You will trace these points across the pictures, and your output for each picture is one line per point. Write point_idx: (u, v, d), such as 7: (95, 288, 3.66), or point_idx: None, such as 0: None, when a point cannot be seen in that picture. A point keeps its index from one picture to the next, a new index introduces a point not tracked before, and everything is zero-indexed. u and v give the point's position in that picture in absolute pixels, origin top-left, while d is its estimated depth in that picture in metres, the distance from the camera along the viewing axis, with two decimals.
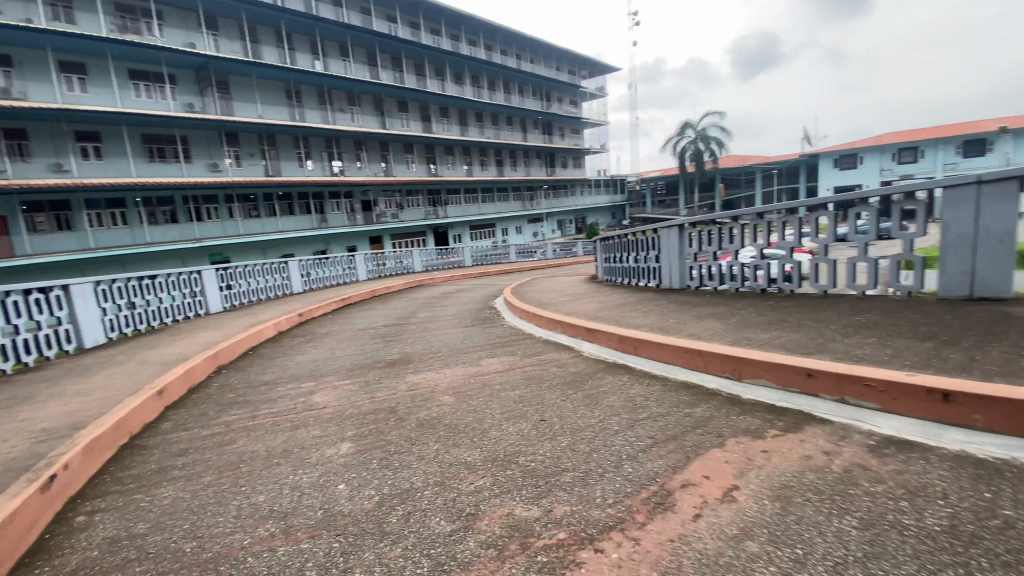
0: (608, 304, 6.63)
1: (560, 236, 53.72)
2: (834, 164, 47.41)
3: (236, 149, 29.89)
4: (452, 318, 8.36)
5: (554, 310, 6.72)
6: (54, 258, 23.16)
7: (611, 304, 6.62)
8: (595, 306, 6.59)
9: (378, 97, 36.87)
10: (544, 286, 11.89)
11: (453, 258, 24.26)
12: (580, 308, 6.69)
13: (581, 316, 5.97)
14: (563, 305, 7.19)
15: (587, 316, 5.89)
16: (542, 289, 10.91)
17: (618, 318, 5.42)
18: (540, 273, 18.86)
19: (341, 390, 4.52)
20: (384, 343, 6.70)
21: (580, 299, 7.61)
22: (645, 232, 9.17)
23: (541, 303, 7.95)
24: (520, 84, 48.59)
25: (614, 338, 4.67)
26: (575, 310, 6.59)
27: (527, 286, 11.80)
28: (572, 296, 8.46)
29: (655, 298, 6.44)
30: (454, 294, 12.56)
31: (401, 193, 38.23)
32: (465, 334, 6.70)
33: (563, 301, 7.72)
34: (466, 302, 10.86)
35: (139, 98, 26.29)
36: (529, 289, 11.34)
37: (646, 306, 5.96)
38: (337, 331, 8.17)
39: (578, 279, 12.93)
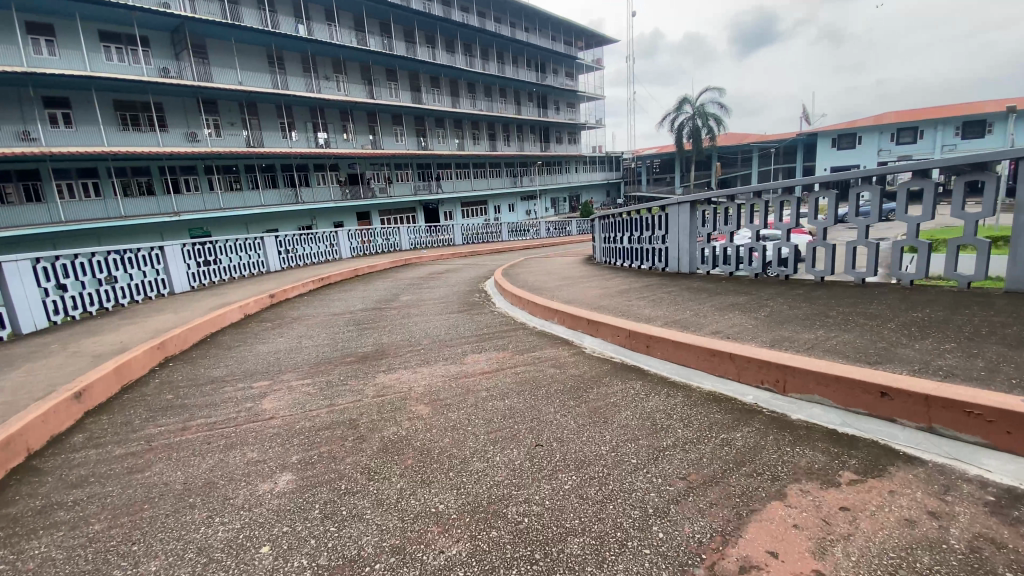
0: (611, 288, 5.92)
1: (553, 214, 52.70)
2: (832, 144, 46.56)
3: (215, 118, 28.45)
4: (436, 302, 7.63)
5: (550, 296, 6.01)
6: (23, 231, 21.89)
7: (614, 288, 5.91)
8: (596, 291, 5.88)
9: (366, 65, 35.25)
10: (537, 266, 11.15)
11: (442, 235, 23.36)
12: (580, 292, 5.97)
13: (582, 302, 5.25)
14: (560, 289, 6.48)
15: (589, 302, 5.18)
16: (535, 270, 10.17)
17: (624, 307, 4.71)
18: (533, 252, 18.08)
19: (296, 393, 3.79)
20: (358, 331, 5.96)
21: (577, 282, 6.89)
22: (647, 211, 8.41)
23: (536, 287, 7.22)
24: (513, 54, 46.86)
25: (622, 333, 3.95)
26: (575, 295, 5.87)
27: (519, 267, 11.06)
28: (569, 278, 7.74)
29: (664, 284, 5.74)
30: (441, 275, 11.78)
31: (389, 166, 36.91)
32: (449, 321, 5.99)
33: (560, 284, 7.00)
34: (454, 283, 10.11)
35: (111, 62, 24.62)
36: (522, 269, 10.60)
37: (655, 292, 5.25)
38: (310, 315, 7.42)
39: (574, 260, 12.20)
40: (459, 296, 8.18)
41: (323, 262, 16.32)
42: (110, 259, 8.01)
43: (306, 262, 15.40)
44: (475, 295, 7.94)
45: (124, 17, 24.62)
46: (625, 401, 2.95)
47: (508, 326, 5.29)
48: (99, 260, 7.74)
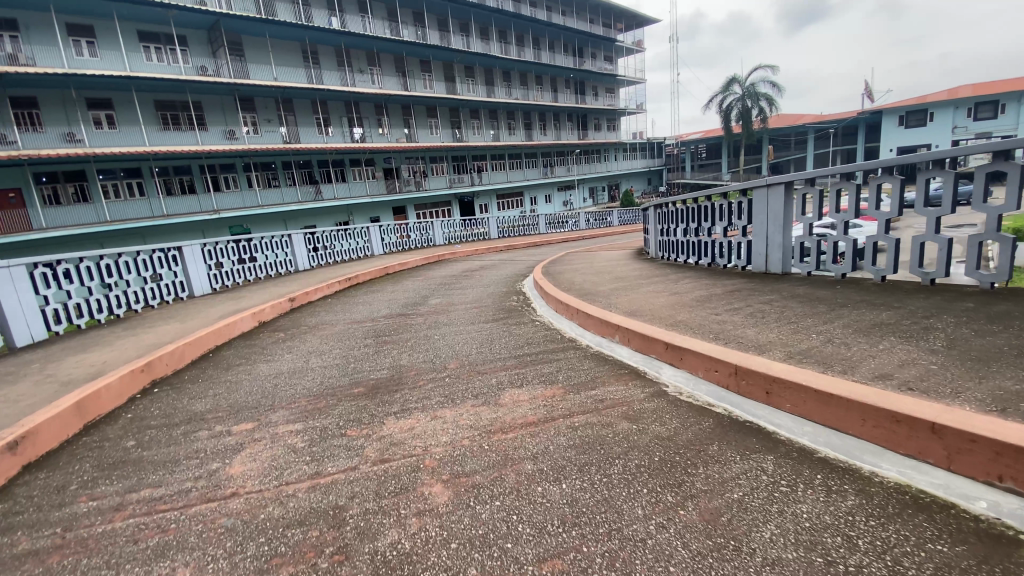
0: (686, 293, 4.71)
1: (592, 204, 50.95)
2: (899, 122, 42.75)
3: (252, 115, 28.43)
4: (469, 308, 6.61)
5: (606, 301, 4.88)
6: (71, 231, 22.40)
7: (690, 293, 4.70)
8: (666, 296, 4.71)
9: (399, 56, 34.59)
10: (582, 262, 9.98)
11: (477, 229, 22.40)
12: (646, 296, 4.80)
13: (652, 313, 4.09)
14: (618, 291, 5.31)
15: (662, 313, 4.02)
16: (581, 266, 9.00)
17: (715, 324, 3.53)
18: (574, 245, 16.83)
19: (282, 446, 2.84)
20: (376, 346, 5.01)
21: (638, 282, 5.70)
22: (709, 198, 6.98)
23: (588, 287, 6.09)
24: (550, 40, 45.31)
25: (723, 368, 2.82)
26: (639, 300, 4.70)
27: (562, 262, 9.91)
28: (623, 275, 6.56)
29: (757, 288, 4.49)
30: (475, 272, 10.75)
31: (424, 159, 36.23)
32: (483, 334, 4.96)
33: (616, 284, 5.83)
34: (491, 282, 9.08)
35: (151, 62, 24.96)
36: (566, 265, 9.48)
37: (750, 302, 4.03)
38: (328, 323, 6.57)
39: (622, 254, 10.95)
40: (495, 299, 7.14)
41: (355, 259, 15.69)
42: (123, 261, 7.39)
43: (337, 259, 14.78)
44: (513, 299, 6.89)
45: (161, 17, 24.80)
46: (759, 501, 1.86)
47: (555, 344, 4.19)
48: (109, 263, 7.12)
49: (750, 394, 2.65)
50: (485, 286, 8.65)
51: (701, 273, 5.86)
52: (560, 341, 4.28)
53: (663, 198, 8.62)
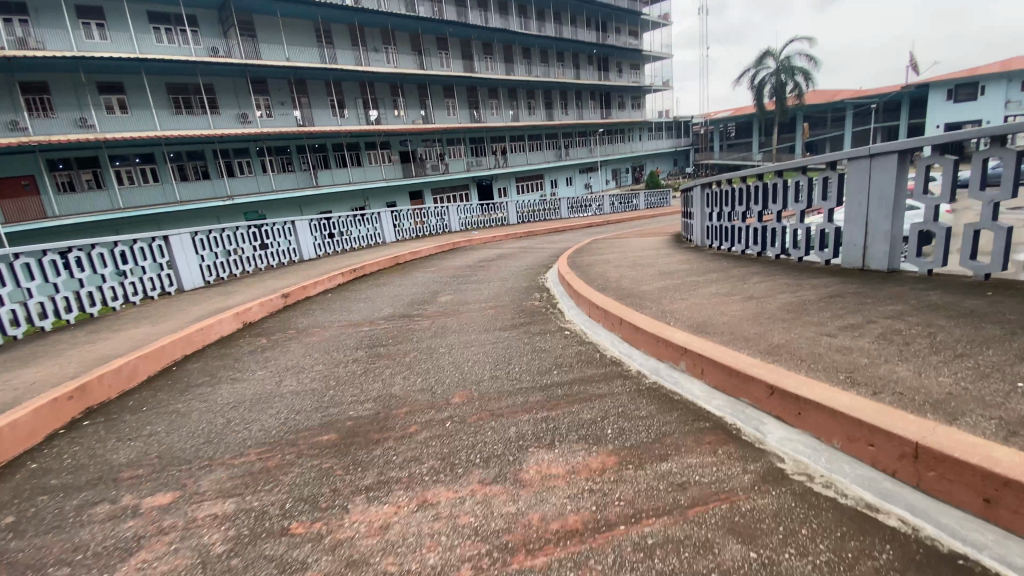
0: (768, 299, 3.55)
1: (615, 186, 49.24)
2: (947, 96, 39.69)
3: (265, 98, 27.57)
4: (483, 309, 5.53)
5: (661, 307, 3.76)
6: (84, 219, 22.06)
7: (773, 299, 3.54)
8: (742, 302, 3.54)
9: (415, 34, 33.28)
10: (615, 249, 8.80)
11: (496, 214, 21.27)
12: (714, 303, 3.64)
13: (734, 329, 2.97)
14: (672, 293, 4.18)
15: (748, 331, 2.89)
16: (613, 255, 7.84)
17: (840, 358, 2.39)
18: (600, 231, 15.55)
19: (190, 554, 1.85)
20: (364, 362, 3.98)
21: (694, 281, 4.55)
22: (773, 176, 5.70)
23: (632, 283, 4.97)
24: (572, 14, 43.40)
25: (896, 449, 1.74)
26: (707, 307, 3.56)
27: (591, 251, 8.74)
28: (670, 270, 5.42)
29: (871, 297, 3.29)
30: (492, 263, 9.64)
31: (441, 142, 35.12)
32: (500, 349, 3.90)
33: (665, 282, 4.69)
34: (510, 275, 7.98)
35: (161, 44, 24.20)
36: (596, 254, 8.35)
37: (875, 320, 2.85)
38: (319, 325, 5.58)
39: (658, 243, 9.72)
40: (515, 297, 6.05)
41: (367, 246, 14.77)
42: (95, 254, 6.52)
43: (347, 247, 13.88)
44: (535, 298, 5.83)
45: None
46: None
47: (596, 370, 3.13)
48: (76, 257, 6.26)
49: (946, 494, 1.60)
50: (502, 279, 7.57)
51: (774, 267, 4.67)
52: (602, 365, 3.21)
53: (708, 176, 7.38)
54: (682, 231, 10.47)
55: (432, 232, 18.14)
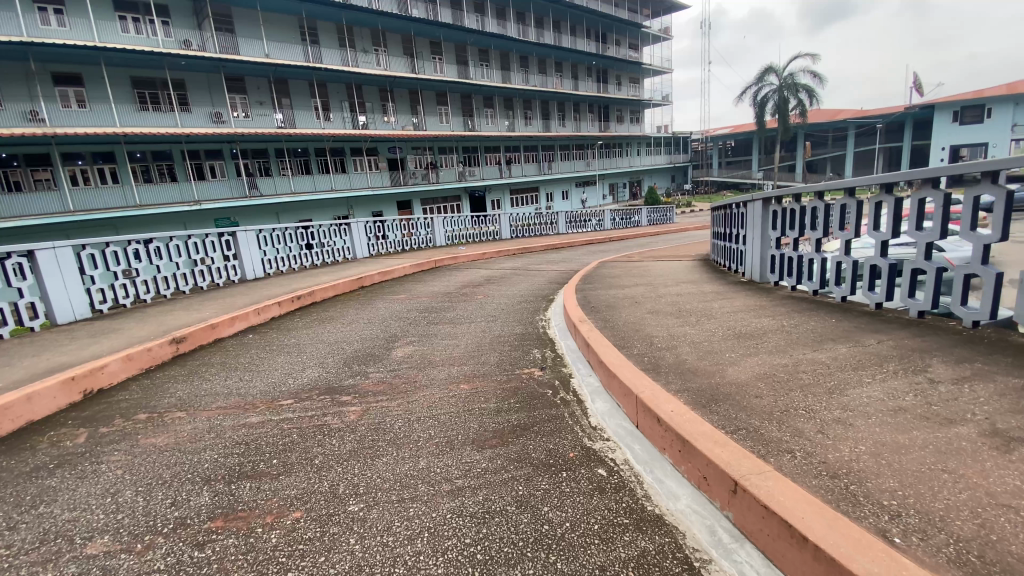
0: None
1: (612, 201, 47.62)
2: (953, 117, 38.34)
3: (241, 97, 25.09)
4: (448, 383, 3.42)
5: (822, 456, 1.72)
6: (32, 222, 19.31)
7: None
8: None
9: (407, 36, 31.29)
10: (641, 277, 6.76)
11: (489, 227, 19.23)
12: (958, 467, 1.59)
13: None
14: (811, 399, 2.14)
15: None
16: (641, 286, 5.79)
17: None
18: (605, 251, 13.55)
19: None
20: (179, 544, 1.92)
21: (828, 365, 2.52)
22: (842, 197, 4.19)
23: (711, 356, 2.90)
24: (571, 23, 41.94)
25: None
26: (960, 485, 1.50)
27: (608, 280, 6.71)
28: (756, 331, 3.37)
29: None
30: (477, 290, 7.57)
31: (432, 150, 33.08)
32: (465, 525, 1.84)
33: (770, 363, 2.66)
34: (500, 310, 5.93)
35: (127, 34, 21.79)
36: (618, 284, 6.31)
37: None
38: (190, 406, 3.47)
39: (687, 268, 7.71)
40: (508, 356, 3.98)
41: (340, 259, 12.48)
42: None
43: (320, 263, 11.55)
44: (532, 361, 3.74)
45: None
46: None
47: None
48: None
49: None
50: (489, 317, 5.51)
51: (958, 345, 2.66)
52: None
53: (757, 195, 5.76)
54: (714, 254, 8.58)
55: (418, 245, 16.00)
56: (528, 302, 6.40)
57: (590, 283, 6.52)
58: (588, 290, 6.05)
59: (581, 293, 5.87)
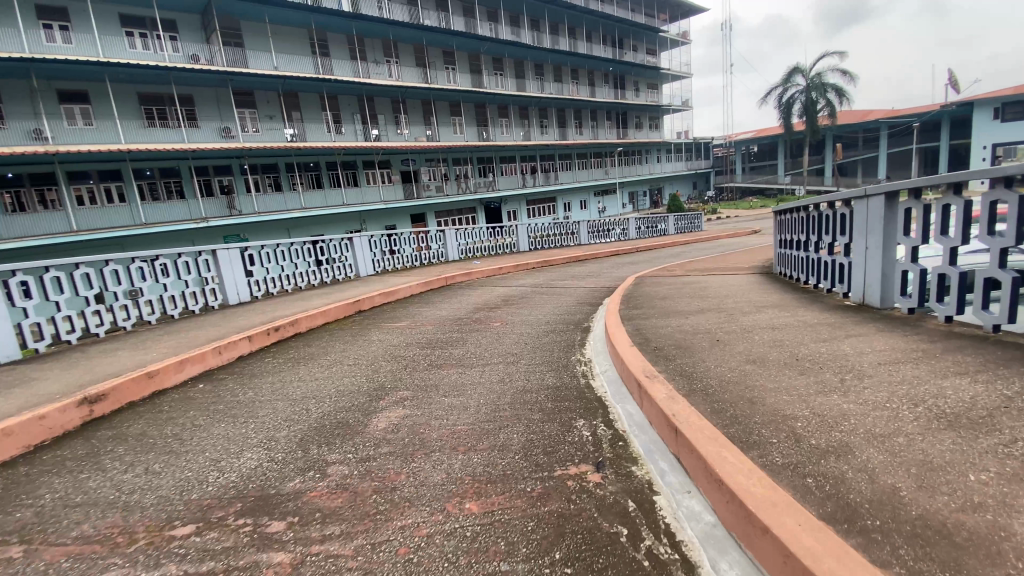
0: None
1: (632, 210, 46.09)
2: (993, 115, 36.06)
3: (251, 111, 24.01)
4: (445, 498, 2.05)
5: None
6: (33, 243, 18.35)
7: None
8: None
9: (419, 46, 30.15)
10: (704, 296, 5.27)
11: (506, 239, 17.90)
12: None
13: None
14: None
15: None
16: (714, 312, 4.32)
17: None
18: (635, 263, 12.12)
19: None
20: None
21: None
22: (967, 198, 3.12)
23: (965, 488, 1.47)
24: (587, 29, 40.78)
25: None
26: None
27: (662, 302, 5.23)
28: (980, 411, 1.94)
29: None
30: (493, 315, 6.23)
31: (446, 161, 31.96)
32: None
33: None
34: (528, 343, 4.56)
35: (133, 49, 20.83)
36: (679, 306, 4.88)
37: None
38: (36, 539, 2.13)
39: (754, 282, 6.21)
40: (538, 434, 2.59)
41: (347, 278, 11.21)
42: None
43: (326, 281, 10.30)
44: (578, 450, 2.35)
45: None
46: None
47: None
48: None
49: None
50: (513, 356, 4.15)
51: None
52: None
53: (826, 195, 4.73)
54: (782, 265, 7.16)
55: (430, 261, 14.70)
56: (560, 331, 5.01)
57: (639, 306, 5.07)
58: (646, 316, 4.53)
59: (638, 320, 4.34)
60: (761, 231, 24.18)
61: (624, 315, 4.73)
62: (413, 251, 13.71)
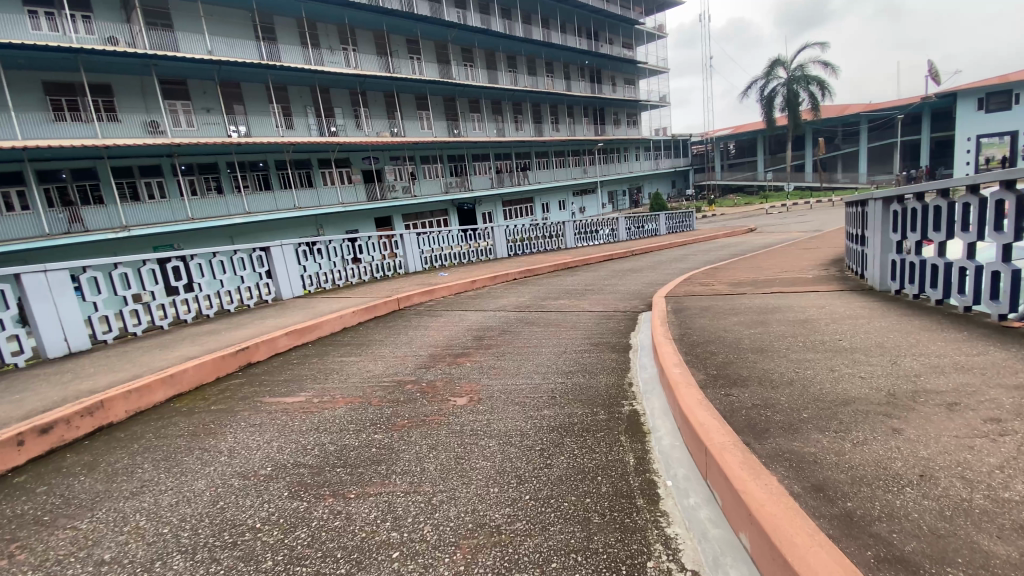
0: None
1: (612, 210, 44.20)
2: (977, 106, 35.25)
3: (184, 102, 20.88)
4: None
5: None
6: None
7: None
8: None
9: (380, 32, 27.42)
10: (850, 351, 2.78)
11: (481, 243, 15.33)
12: None
13: None
14: None
15: None
16: (954, 413, 1.89)
17: None
18: (640, 272, 9.70)
19: None
20: None
21: None
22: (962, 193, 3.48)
23: None
24: (561, 20, 38.67)
25: None
26: None
27: (774, 362, 2.72)
28: None
29: None
30: (461, 372, 3.72)
31: (414, 159, 29.13)
32: None
33: None
34: (533, 484, 2.01)
35: (38, 31, 17.53)
36: (838, 379, 2.36)
37: None
38: None
39: (883, 307, 3.83)
40: None
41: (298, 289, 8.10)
42: None
43: (260, 298, 7.39)
44: None
45: None
46: None
47: None
48: None
49: None
50: (502, 551, 1.64)
51: None
52: None
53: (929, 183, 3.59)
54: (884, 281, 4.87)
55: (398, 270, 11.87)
56: (592, 430, 2.47)
57: (736, 372, 2.58)
58: (856, 429, 1.84)
59: (828, 454, 1.70)
60: (756, 228, 22.44)
61: (741, 407, 2.15)
62: (376, 259, 10.81)
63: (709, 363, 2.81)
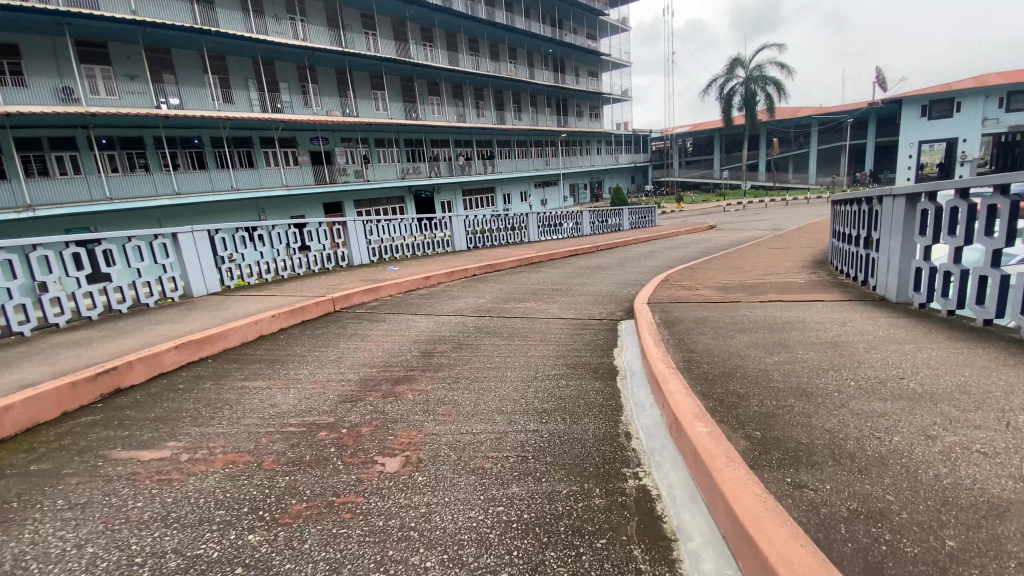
0: None
1: (573, 203, 43.85)
2: (920, 113, 36.75)
3: (102, 67, 18.59)
4: None
5: None
6: None
7: None
8: None
9: (331, 3, 25.52)
10: (932, 400, 2.02)
11: (438, 233, 14.22)
12: None
13: None
14: None
15: None
16: None
17: None
18: (609, 270, 8.97)
19: None
20: None
21: None
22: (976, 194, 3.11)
23: None
24: (525, 5, 37.60)
25: None
26: None
27: (837, 418, 1.93)
28: None
29: None
30: (396, 410, 2.76)
31: (368, 142, 27.45)
32: None
33: None
34: None
35: None
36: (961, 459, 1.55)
37: None
38: None
39: (923, 327, 3.16)
40: None
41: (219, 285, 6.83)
42: None
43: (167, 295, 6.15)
44: None
45: None
46: None
47: None
48: None
49: None
50: None
51: None
52: None
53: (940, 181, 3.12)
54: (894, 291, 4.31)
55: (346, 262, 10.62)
56: (589, 533, 1.62)
57: (793, 440, 1.78)
58: None
59: None
60: (716, 225, 22.34)
61: (835, 519, 1.35)
62: (321, 248, 9.54)
63: (745, 418, 2.00)
